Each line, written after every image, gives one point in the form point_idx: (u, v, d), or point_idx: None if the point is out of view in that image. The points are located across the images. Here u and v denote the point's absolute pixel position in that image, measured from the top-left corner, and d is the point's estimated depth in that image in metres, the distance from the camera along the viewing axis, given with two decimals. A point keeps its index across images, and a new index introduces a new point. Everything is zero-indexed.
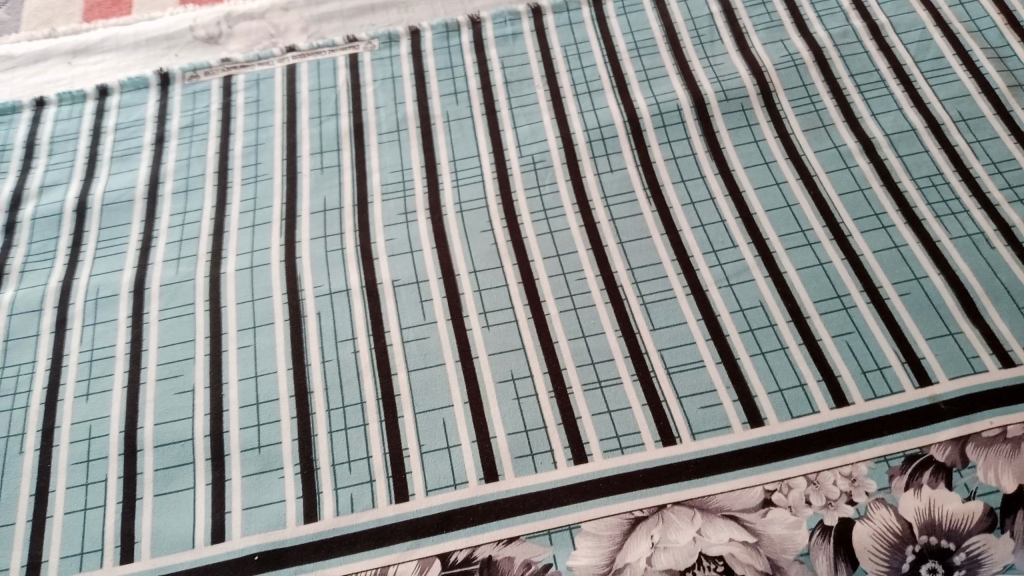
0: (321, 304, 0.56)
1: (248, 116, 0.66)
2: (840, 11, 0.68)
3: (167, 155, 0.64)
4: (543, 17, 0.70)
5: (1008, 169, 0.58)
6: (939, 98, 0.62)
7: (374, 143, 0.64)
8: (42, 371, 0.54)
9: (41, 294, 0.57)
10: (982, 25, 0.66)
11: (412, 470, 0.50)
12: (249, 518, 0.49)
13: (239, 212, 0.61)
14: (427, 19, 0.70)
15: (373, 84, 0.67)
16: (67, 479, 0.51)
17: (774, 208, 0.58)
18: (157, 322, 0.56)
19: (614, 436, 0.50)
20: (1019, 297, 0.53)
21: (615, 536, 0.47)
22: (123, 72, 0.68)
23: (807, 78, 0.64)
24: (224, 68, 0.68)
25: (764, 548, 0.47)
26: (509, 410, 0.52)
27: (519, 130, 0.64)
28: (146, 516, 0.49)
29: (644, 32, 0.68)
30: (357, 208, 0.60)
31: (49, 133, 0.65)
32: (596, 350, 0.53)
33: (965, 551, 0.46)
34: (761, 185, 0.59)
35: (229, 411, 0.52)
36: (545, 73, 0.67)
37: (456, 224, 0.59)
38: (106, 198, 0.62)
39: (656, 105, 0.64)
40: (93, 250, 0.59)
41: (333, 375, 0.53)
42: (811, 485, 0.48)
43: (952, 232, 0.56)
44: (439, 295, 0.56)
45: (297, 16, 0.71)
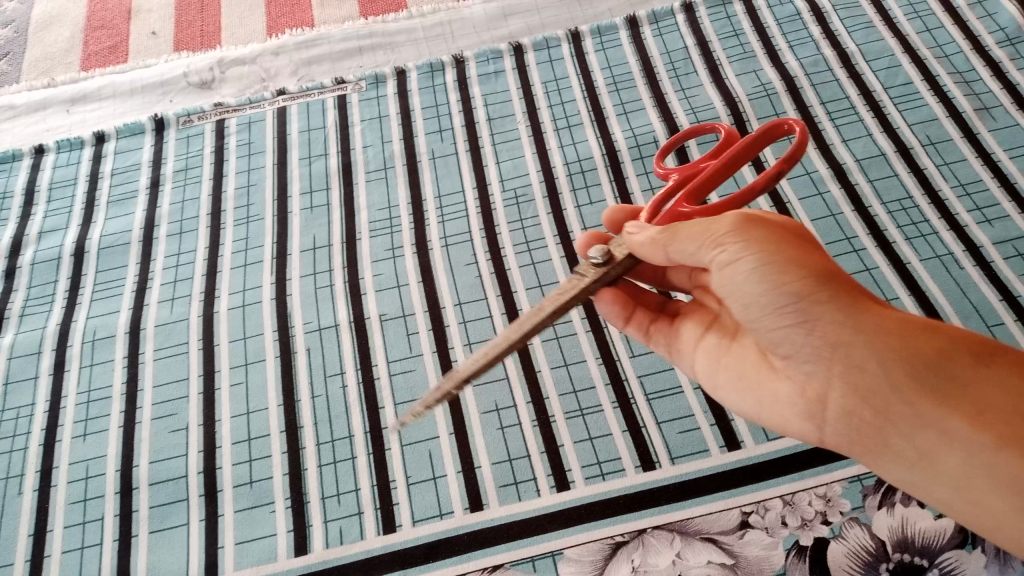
0: (311, 340, 0.58)
1: (240, 158, 0.68)
2: (811, 41, 0.70)
3: (162, 199, 0.66)
4: (523, 55, 0.72)
5: (976, 191, 0.60)
6: (909, 123, 0.64)
7: (363, 182, 0.65)
8: (42, 413, 0.56)
9: (40, 338, 0.59)
10: (950, 51, 0.68)
11: (399, 501, 0.51)
12: (242, 552, 0.50)
13: (232, 252, 0.62)
14: (412, 59, 0.72)
15: (360, 124, 0.69)
16: (65, 518, 0.52)
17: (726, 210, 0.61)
18: (153, 362, 0.58)
19: (596, 463, 0.52)
20: (988, 316, 0.55)
21: (597, 561, 0.49)
22: (119, 119, 0.71)
23: (780, 107, 0.66)
24: (217, 113, 0.70)
25: (742, 568, 0.48)
26: (493, 439, 0.53)
27: (501, 165, 0.66)
28: (142, 552, 0.51)
29: (621, 67, 0.70)
30: (346, 245, 0.62)
31: (49, 179, 0.68)
32: (578, 378, 0.55)
33: (938, 567, 0.47)
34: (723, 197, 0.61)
35: (223, 448, 0.54)
36: (526, 110, 0.69)
37: (442, 258, 0.61)
38: (103, 242, 0.64)
39: (634, 138, 0.66)
40: (91, 293, 0.61)
41: (323, 409, 0.55)
42: (787, 506, 0.50)
43: (922, 254, 0.58)
44: (425, 328, 0.58)
45: (286, 60, 0.73)
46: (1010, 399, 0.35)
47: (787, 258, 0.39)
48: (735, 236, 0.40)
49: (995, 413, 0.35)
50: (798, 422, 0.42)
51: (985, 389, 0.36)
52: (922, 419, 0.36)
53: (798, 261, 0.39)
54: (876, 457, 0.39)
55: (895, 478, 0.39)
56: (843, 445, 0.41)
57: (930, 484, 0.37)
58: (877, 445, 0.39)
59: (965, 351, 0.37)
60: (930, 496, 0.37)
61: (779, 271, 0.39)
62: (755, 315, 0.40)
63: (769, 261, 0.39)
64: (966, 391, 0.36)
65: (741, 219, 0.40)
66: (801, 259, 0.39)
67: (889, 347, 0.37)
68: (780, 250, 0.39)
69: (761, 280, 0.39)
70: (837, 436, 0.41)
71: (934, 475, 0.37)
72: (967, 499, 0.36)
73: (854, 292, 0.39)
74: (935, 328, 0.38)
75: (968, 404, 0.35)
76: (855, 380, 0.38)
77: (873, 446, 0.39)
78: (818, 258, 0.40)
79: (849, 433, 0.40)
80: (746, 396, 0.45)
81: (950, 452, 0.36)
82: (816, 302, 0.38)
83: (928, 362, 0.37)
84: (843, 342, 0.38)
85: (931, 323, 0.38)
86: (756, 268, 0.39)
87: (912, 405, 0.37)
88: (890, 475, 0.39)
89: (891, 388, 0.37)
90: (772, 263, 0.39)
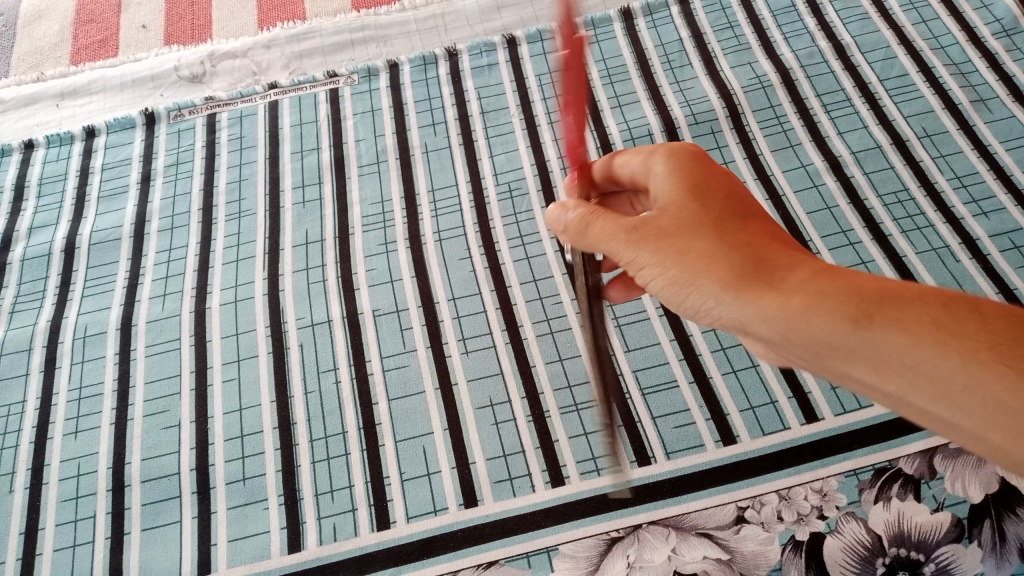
0: (303, 336, 0.57)
1: (232, 153, 0.67)
2: (807, 32, 0.69)
3: (153, 194, 0.65)
4: (517, 47, 0.71)
5: (972, 183, 0.60)
6: (904, 115, 0.64)
7: (355, 176, 0.65)
8: (33, 410, 0.56)
9: (31, 334, 0.59)
10: (946, 42, 0.68)
11: (393, 497, 0.51)
12: (235, 549, 0.50)
13: (224, 247, 0.62)
14: (405, 52, 0.72)
15: (352, 118, 0.68)
16: (57, 516, 0.52)
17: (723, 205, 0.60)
18: (144, 358, 0.57)
19: (591, 458, 0.51)
20: None
21: (592, 556, 0.49)
22: (109, 113, 0.70)
23: (775, 100, 0.66)
24: (208, 107, 0.69)
25: (738, 564, 0.48)
26: (487, 434, 0.53)
27: (495, 159, 0.65)
28: (134, 550, 0.51)
29: (615, 59, 0.70)
30: (339, 240, 0.62)
31: (39, 174, 0.67)
32: (573, 373, 0.54)
33: (935, 561, 0.47)
34: None
35: (215, 444, 0.54)
36: (520, 103, 0.68)
37: (435, 252, 0.61)
38: (94, 237, 0.63)
39: (629, 132, 0.65)
40: (82, 289, 0.61)
41: (316, 405, 0.55)
42: (783, 500, 0.49)
43: (918, 247, 0.57)
44: (418, 324, 0.57)
45: (278, 53, 0.72)
46: (899, 358, 0.32)
47: (680, 274, 0.37)
48: (627, 251, 0.38)
49: (891, 367, 0.33)
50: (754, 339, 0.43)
51: (876, 353, 0.33)
52: (834, 371, 0.35)
53: (680, 267, 0.36)
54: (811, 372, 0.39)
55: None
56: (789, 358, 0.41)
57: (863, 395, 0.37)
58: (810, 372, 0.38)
59: (845, 315, 0.33)
60: None
61: (684, 286, 0.37)
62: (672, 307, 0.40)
63: (666, 271, 0.37)
64: (860, 356, 0.33)
65: (628, 232, 0.38)
66: (693, 268, 0.36)
67: (781, 333, 0.35)
68: (670, 254, 0.37)
69: (669, 293, 0.38)
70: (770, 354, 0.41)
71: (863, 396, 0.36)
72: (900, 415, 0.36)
73: (736, 281, 0.35)
74: (812, 293, 0.34)
75: (865, 363, 0.33)
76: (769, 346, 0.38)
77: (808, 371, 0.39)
78: (698, 244, 0.36)
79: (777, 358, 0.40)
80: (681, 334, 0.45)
81: (867, 391, 0.35)
82: (713, 310, 0.37)
83: (817, 343, 0.34)
84: (746, 329, 0.36)
85: (812, 281, 0.34)
86: (661, 284, 0.38)
87: (819, 364, 0.36)
88: None
89: (796, 355, 0.36)
90: (673, 276, 0.37)
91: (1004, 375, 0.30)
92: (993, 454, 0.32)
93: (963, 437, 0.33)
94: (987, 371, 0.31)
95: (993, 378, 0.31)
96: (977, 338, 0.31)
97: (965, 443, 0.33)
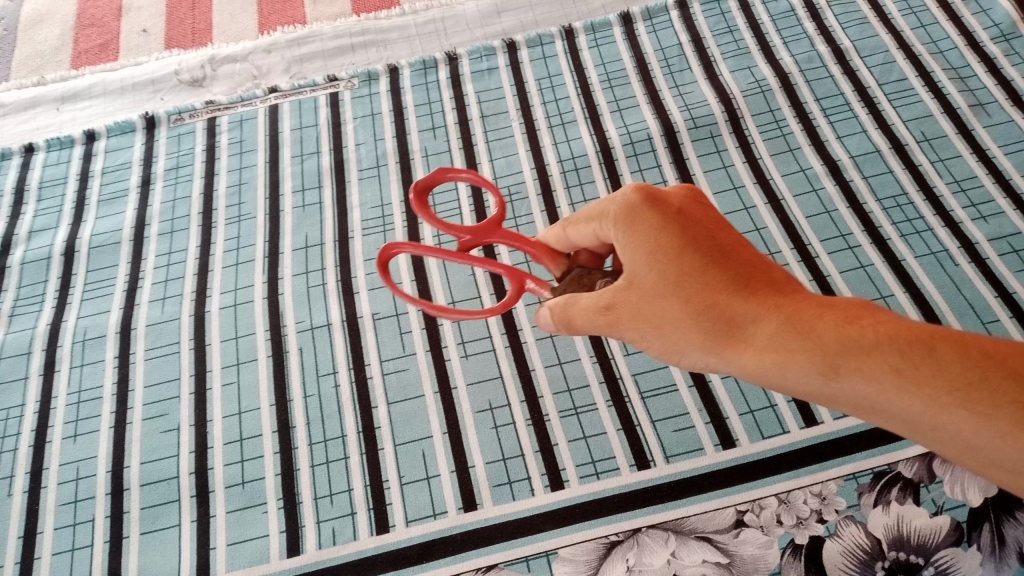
0: (303, 339, 0.57)
1: (232, 157, 0.67)
2: (806, 37, 0.69)
3: (153, 198, 0.65)
4: (517, 52, 0.71)
5: (971, 187, 0.60)
6: (903, 119, 0.64)
7: (355, 180, 0.65)
8: (32, 414, 0.56)
9: (30, 338, 0.59)
10: (944, 46, 0.68)
11: (393, 501, 0.51)
12: (234, 553, 0.50)
13: (223, 251, 0.62)
14: (405, 56, 0.72)
15: (352, 122, 0.68)
16: (56, 519, 0.52)
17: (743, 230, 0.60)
18: (144, 362, 0.57)
19: (590, 462, 0.51)
20: (984, 313, 0.55)
21: (591, 561, 0.49)
22: (109, 117, 0.70)
23: (774, 104, 0.66)
24: (208, 111, 0.69)
25: (737, 567, 0.48)
26: (487, 438, 0.53)
27: (495, 163, 0.65)
28: (133, 554, 0.51)
29: (615, 63, 0.70)
30: (339, 244, 0.62)
31: (39, 178, 0.67)
32: (572, 376, 0.54)
33: (933, 564, 0.48)
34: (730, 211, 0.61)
35: (214, 448, 0.54)
36: (520, 107, 0.68)
37: (435, 255, 0.61)
38: (94, 241, 0.63)
39: (628, 135, 0.65)
40: (81, 293, 0.61)
41: (316, 408, 0.55)
42: (782, 504, 0.49)
43: (917, 251, 0.57)
44: (418, 327, 0.57)
45: (278, 57, 0.72)
46: (869, 405, 0.28)
47: (664, 345, 0.34)
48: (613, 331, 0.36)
49: (869, 413, 0.29)
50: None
51: (850, 401, 0.29)
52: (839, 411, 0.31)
53: (662, 338, 0.34)
54: None
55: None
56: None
57: None
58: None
59: (811, 370, 0.29)
60: None
61: (674, 352, 0.34)
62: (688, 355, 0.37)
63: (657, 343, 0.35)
64: (844, 404, 0.29)
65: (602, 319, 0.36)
66: (676, 338, 0.34)
67: (768, 387, 0.32)
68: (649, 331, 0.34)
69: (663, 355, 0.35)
70: None
71: None
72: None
73: (712, 344, 0.33)
74: (779, 349, 0.30)
75: (847, 410, 0.29)
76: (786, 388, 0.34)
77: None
78: (669, 313, 0.33)
79: None
80: None
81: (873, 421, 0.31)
82: (710, 368, 0.34)
83: (802, 395, 0.30)
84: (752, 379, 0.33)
85: (778, 334, 0.30)
86: (651, 350, 0.35)
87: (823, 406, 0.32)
88: None
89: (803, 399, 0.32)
90: (660, 344, 0.35)
91: (960, 416, 0.26)
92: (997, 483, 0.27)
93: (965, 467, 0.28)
94: (946, 415, 0.26)
95: (953, 421, 0.26)
96: (930, 380, 0.26)
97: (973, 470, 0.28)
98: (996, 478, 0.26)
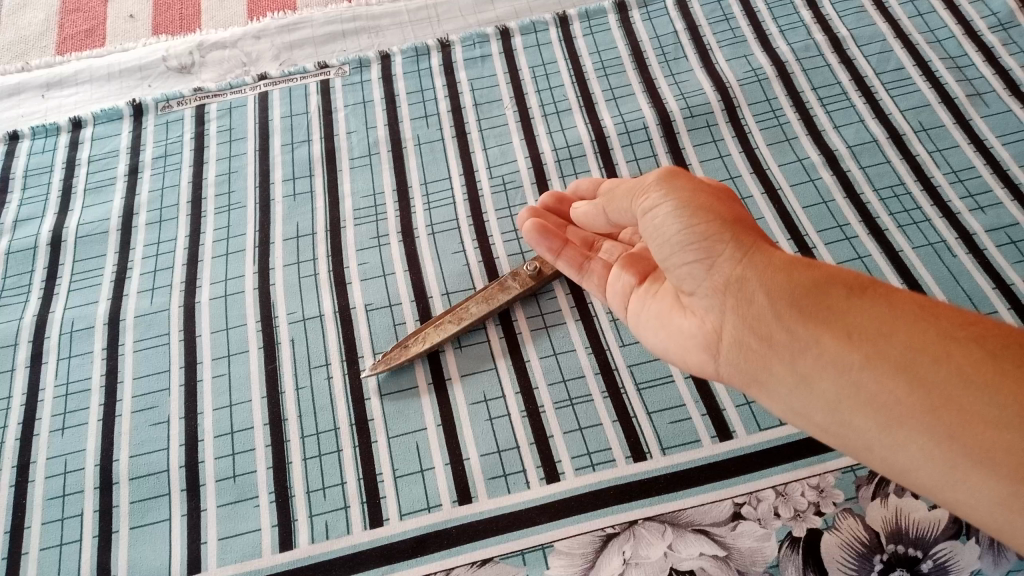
0: (295, 330, 0.57)
1: (221, 145, 0.66)
2: (802, 25, 0.69)
3: (141, 186, 0.64)
4: (510, 39, 0.70)
5: (968, 177, 0.60)
6: (901, 109, 0.64)
7: (346, 169, 0.64)
8: (19, 407, 0.55)
9: (16, 329, 0.58)
10: (942, 36, 0.67)
11: (386, 495, 0.50)
12: (225, 548, 0.49)
13: (213, 241, 0.61)
14: (397, 44, 0.71)
15: (343, 109, 0.67)
16: (43, 514, 0.51)
17: None
18: (133, 354, 0.56)
19: (586, 454, 0.51)
20: (982, 304, 0.54)
21: (588, 553, 0.48)
22: (96, 104, 0.69)
23: (770, 92, 0.65)
24: (196, 98, 0.68)
25: (734, 560, 0.48)
26: (482, 431, 0.52)
27: (489, 152, 0.64)
28: (122, 549, 0.50)
29: (610, 51, 0.69)
30: (330, 233, 0.61)
31: (24, 167, 0.66)
32: (567, 367, 0.54)
33: (932, 558, 0.47)
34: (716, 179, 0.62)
35: (205, 441, 0.53)
36: (513, 94, 0.67)
37: (428, 246, 0.60)
38: (80, 230, 0.62)
39: (623, 124, 0.65)
40: (68, 283, 0.60)
41: (308, 401, 0.54)
42: (779, 496, 0.49)
43: (915, 242, 0.57)
44: (412, 319, 0.57)
45: (268, 44, 0.71)
46: (882, 323, 0.34)
47: (698, 207, 0.40)
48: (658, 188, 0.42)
49: (866, 333, 0.35)
50: (697, 352, 0.42)
51: (858, 319, 0.35)
52: (798, 346, 0.36)
53: (707, 212, 0.40)
54: (763, 387, 0.39)
55: (773, 398, 0.39)
56: (736, 375, 0.41)
57: (809, 408, 0.37)
58: (761, 374, 0.38)
59: (839, 284, 0.36)
60: (808, 418, 0.37)
61: (695, 216, 0.40)
62: (665, 254, 0.41)
63: (688, 210, 0.40)
64: (843, 319, 0.35)
65: (665, 175, 0.42)
66: (708, 212, 0.40)
67: (773, 283, 0.37)
68: (701, 203, 0.41)
69: (674, 220, 0.41)
70: (728, 369, 0.41)
71: (813, 393, 0.36)
72: (839, 420, 0.36)
73: (746, 238, 0.39)
74: (817, 266, 0.37)
75: (840, 326, 0.35)
76: (748, 314, 0.38)
77: (758, 374, 0.39)
78: (723, 205, 0.41)
79: (738, 365, 0.40)
80: (655, 329, 0.46)
81: (824, 372, 0.35)
82: (718, 244, 0.39)
83: (806, 294, 0.36)
84: (735, 281, 0.39)
85: (812, 262, 0.38)
86: (669, 214, 0.41)
87: (792, 332, 0.36)
88: (776, 403, 0.39)
89: (774, 318, 0.37)
90: (686, 210, 0.40)
91: (971, 351, 0.33)
92: (932, 454, 0.32)
93: (908, 432, 0.33)
94: (958, 349, 0.33)
95: (961, 354, 0.33)
96: (950, 319, 0.34)
97: (908, 442, 0.33)
98: (963, 430, 0.32)
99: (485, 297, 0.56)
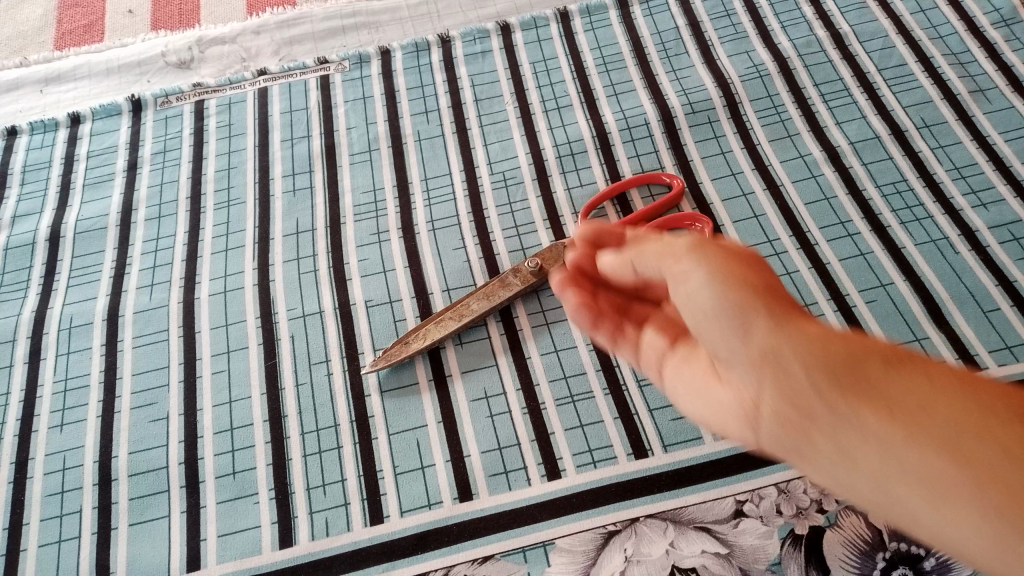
0: (295, 327, 0.56)
1: (221, 140, 0.66)
2: (804, 21, 0.69)
3: (140, 182, 0.64)
4: (511, 35, 0.70)
5: (971, 174, 0.59)
6: (903, 105, 0.63)
7: (346, 164, 0.64)
8: (17, 403, 0.55)
9: (15, 325, 0.57)
10: (944, 32, 0.67)
11: (387, 491, 0.50)
12: (224, 544, 0.49)
13: (213, 236, 0.61)
14: (397, 39, 0.70)
15: (343, 105, 0.67)
16: (41, 511, 0.51)
17: (731, 197, 0.60)
18: (132, 350, 0.56)
19: (587, 451, 0.51)
20: (985, 301, 0.54)
21: (590, 551, 0.48)
22: (94, 100, 0.68)
23: (772, 89, 0.65)
24: (195, 93, 0.68)
25: (737, 558, 0.47)
26: (482, 428, 0.52)
27: (489, 148, 0.64)
28: (121, 546, 0.49)
29: (611, 47, 0.69)
30: (330, 229, 0.61)
31: (22, 162, 0.65)
32: (568, 364, 0.54)
33: (936, 556, 0.47)
34: (718, 175, 0.61)
35: (204, 437, 0.53)
36: (514, 90, 0.67)
37: (429, 242, 0.60)
38: (79, 226, 0.62)
39: (625, 120, 0.65)
40: (67, 279, 0.60)
41: (308, 398, 0.54)
42: (782, 494, 0.49)
43: (917, 238, 0.57)
44: (412, 315, 0.57)
45: (267, 39, 0.71)
46: (925, 397, 0.30)
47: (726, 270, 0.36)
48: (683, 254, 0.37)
49: (907, 405, 0.30)
50: (734, 422, 0.38)
51: (899, 391, 0.30)
52: (834, 419, 0.32)
53: (736, 275, 0.35)
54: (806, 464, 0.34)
55: (821, 475, 0.34)
56: (777, 448, 0.36)
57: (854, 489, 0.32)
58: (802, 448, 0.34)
59: (876, 354, 0.32)
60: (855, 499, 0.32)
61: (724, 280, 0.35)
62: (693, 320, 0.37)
63: (715, 273, 0.36)
64: (882, 392, 0.31)
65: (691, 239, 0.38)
66: (739, 278, 0.35)
67: (803, 349, 0.33)
68: (728, 264, 0.36)
69: (703, 287, 0.36)
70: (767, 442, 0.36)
71: (856, 473, 0.31)
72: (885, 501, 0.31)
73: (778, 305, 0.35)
74: (853, 335, 0.33)
75: (879, 398, 0.30)
76: (783, 386, 0.33)
77: (798, 449, 0.34)
78: (752, 268, 0.36)
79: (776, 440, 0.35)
80: (690, 398, 0.41)
81: (866, 449, 0.31)
82: (751, 313, 0.34)
83: (842, 361, 0.32)
84: (763, 348, 0.34)
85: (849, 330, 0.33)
86: (699, 283, 0.36)
87: (828, 405, 0.32)
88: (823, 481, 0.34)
89: (807, 388, 0.32)
90: (717, 276, 0.35)
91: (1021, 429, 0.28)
92: (986, 535, 0.27)
93: (959, 513, 0.28)
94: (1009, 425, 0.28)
95: (1008, 429, 0.28)
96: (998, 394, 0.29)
97: (958, 522, 0.28)
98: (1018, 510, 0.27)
99: (485, 293, 0.55)
